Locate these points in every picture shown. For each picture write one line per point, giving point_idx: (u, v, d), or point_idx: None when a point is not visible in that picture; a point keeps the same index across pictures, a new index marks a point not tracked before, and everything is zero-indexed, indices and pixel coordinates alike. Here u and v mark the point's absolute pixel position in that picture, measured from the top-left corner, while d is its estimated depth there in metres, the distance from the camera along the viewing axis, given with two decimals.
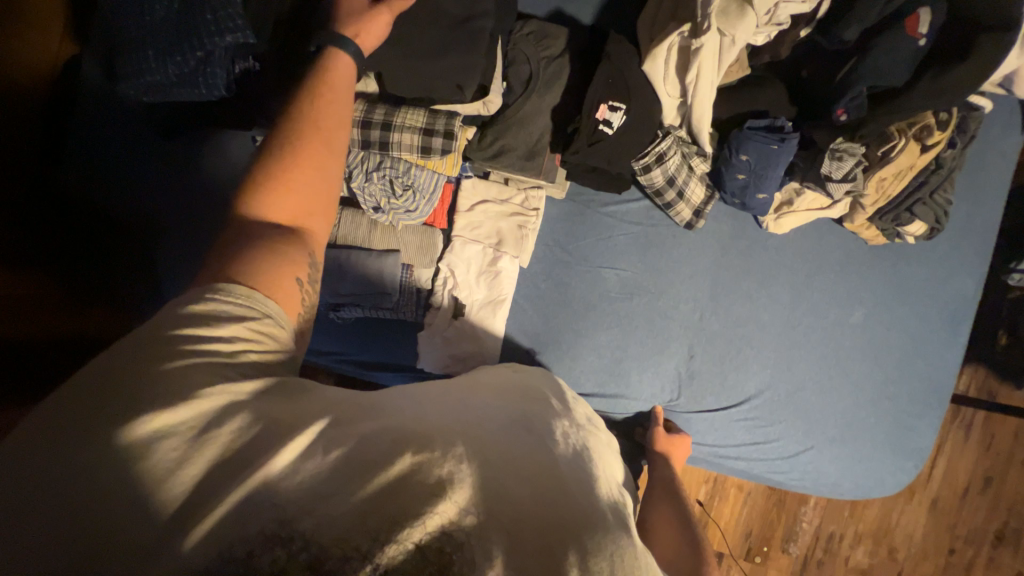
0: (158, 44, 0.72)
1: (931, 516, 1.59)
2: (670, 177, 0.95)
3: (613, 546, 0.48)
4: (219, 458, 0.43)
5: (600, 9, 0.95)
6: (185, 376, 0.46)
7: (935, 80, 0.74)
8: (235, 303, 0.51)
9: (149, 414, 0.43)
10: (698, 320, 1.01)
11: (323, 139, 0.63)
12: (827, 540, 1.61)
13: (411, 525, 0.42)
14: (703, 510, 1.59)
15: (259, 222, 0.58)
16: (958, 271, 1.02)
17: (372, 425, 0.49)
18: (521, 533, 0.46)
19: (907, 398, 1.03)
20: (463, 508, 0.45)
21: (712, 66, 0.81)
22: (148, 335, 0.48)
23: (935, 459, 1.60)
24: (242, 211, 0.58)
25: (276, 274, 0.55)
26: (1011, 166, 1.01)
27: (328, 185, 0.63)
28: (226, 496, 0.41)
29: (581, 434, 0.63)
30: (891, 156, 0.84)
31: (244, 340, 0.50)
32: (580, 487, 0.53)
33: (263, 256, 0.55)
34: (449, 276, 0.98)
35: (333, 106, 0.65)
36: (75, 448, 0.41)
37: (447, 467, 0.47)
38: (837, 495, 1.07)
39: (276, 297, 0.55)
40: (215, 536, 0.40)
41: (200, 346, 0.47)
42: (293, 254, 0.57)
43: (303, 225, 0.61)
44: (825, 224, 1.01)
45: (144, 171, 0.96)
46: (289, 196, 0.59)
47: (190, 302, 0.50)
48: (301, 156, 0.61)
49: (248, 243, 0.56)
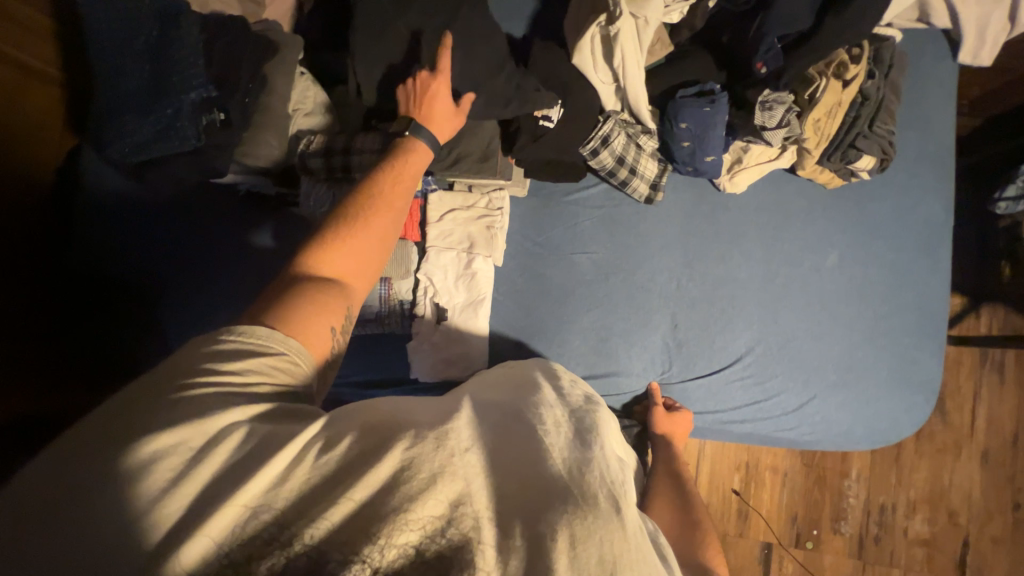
0: (134, 108, 0.84)
1: (986, 470, 1.51)
2: (620, 157, 0.99)
3: (603, 530, 0.46)
4: (220, 473, 0.45)
5: (529, 21, 1.04)
6: (198, 401, 0.49)
7: (839, 16, 0.79)
8: (264, 346, 0.55)
9: (158, 433, 0.46)
10: (676, 289, 1.03)
11: (383, 225, 0.71)
12: (879, 513, 1.51)
13: (405, 529, 0.44)
14: (740, 500, 1.51)
15: (303, 275, 0.63)
16: (924, 199, 1.03)
17: (360, 421, 0.52)
18: (507, 512, 0.48)
19: (902, 331, 1.02)
20: (453, 502, 0.47)
21: (634, 48, 0.87)
22: (165, 375, 0.51)
23: (975, 407, 1.53)
24: (289, 268, 0.65)
25: (308, 322, 0.59)
26: (952, 91, 1.03)
27: (373, 250, 0.70)
28: (220, 503, 0.43)
29: (581, 417, 0.60)
30: (817, 97, 0.89)
31: (259, 372, 0.53)
32: (574, 470, 0.51)
33: (303, 306, 0.60)
34: (428, 286, 1.02)
35: (399, 184, 0.75)
36: (76, 477, 0.44)
37: (437, 461, 0.48)
38: (853, 445, 1.03)
39: (300, 336, 0.58)
40: (218, 547, 0.42)
41: (214, 378, 0.51)
42: (330, 303, 0.62)
43: (345, 280, 0.66)
44: (781, 175, 1.04)
45: (148, 238, 1.04)
46: (331, 257, 0.66)
47: (217, 342, 0.54)
48: (347, 234, 0.67)
49: (286, 290, 0.61)
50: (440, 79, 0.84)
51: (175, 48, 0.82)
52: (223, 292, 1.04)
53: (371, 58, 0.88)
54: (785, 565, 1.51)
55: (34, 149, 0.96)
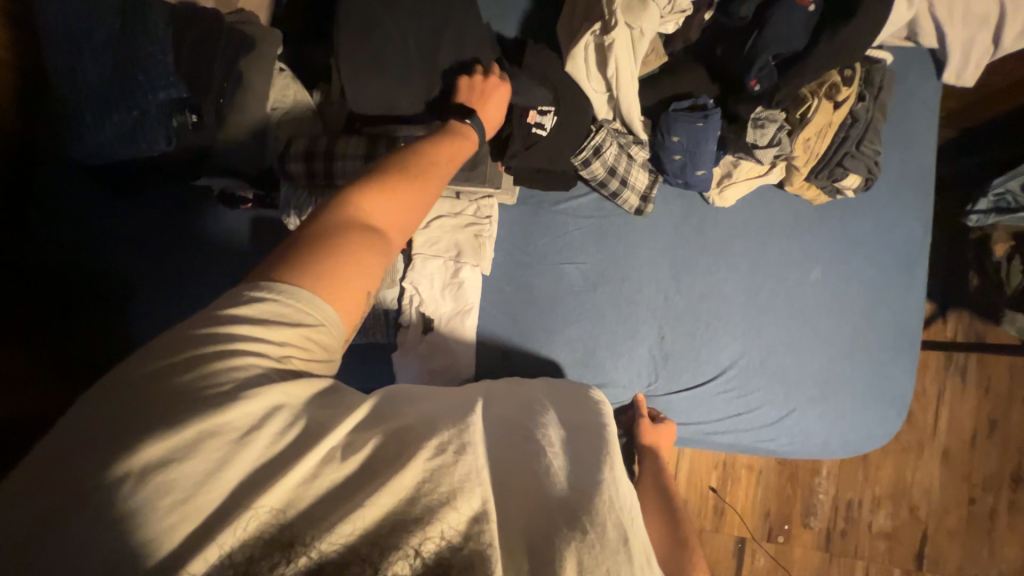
0: (92, 108, 0.76)
1: (945, 468, 1.59)
2: (611, 168, 0.98)
3: (609, 561, 0.46)
4: (260, 462, 0.43)
5: (522, 22, 1.00)
6: (242, 374, 0.44)
7: (831, 42, 0.79)
8: (300, 315, 0.49)
9: (202, 409, 0.42)
10: (663, 301, 1.03)
11: (427, 198, 0.64)
12: (846, 508, 1.58)
13: (418, 534, 0.43)
14: (716, 496, 1.56)
15: (346, 225, 0.56)
16: (905, 215, 1.06)
17: (387, 429, 0.49)
18: (512, 533, 0.47)
19: (879, 345, 1.05)
20: (473, 518, 0.45)
21: (628, 59, 0.85)
22: (202, 338, 0.46)
23: (938, 408, 1.60)
24: (330, 210, 0.57)
25: (347, 287, 0.53)
26: (934, 109, 1.05)
27: (417, 213, 0.63)
28: (244, 502, 0.41)
29: (585, 438, 0.59)
30: (808, 117, 0.89)
31: (292, 345, 0.49)
32: (581, 493, 0.51)
33: (344, 267, 0.53)
34: (414, 294, 0.99)
35: (452, 156, 0.71)
36: (104, 462, 0.40)
37: (459, 473, 0.47)
38: (829, 455, 1.07)
39: (336, 303, 0.52)
40: (226, 549, 0.40)
41: (255, 347, 0.46)
42: (371, 266, 0.56)
43: (387, 237, 0.59)
44: (768, 190, 1.05)
45: (114, 239, 0.98)
46: (376, 211, 0.58)
47: (256, 300, 0.49)
48: (395, 191, 0.61)
49: (330, 238, 0.54)
50: (504, 88, 0.84)
51: (137, 35, 0.75)
52: (194, 295, 0.99)
53: (359, 62, 0.83)
54: (757, 558, 1.57)
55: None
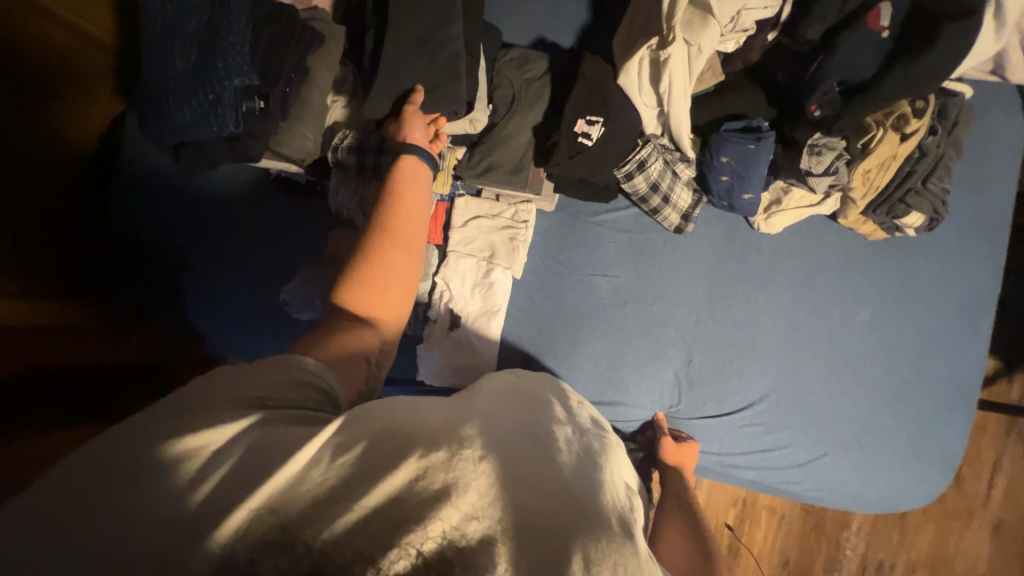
0: (178, 92, 0.84)
1: (996, 543, 1.44)
2: (654, 183, 0.97)
3: (616, 553, 0.42)
4: (245, 464, 0.40)
5: (579, 33, 1.01)
6: (236, 412, 0.45)
7: (907, 71, 0.76)
8: (313, 379, 0.52)
9: (179, 436, 0.41)
10: (695, 325, 1.00)
11: (410, 228, 0.69)
12: (876, 570, 1.46)
13: (415, 530, 0.38)
14: (732, 536, 1.48)
15: (342, 306, 0.63)
16: (973, 263, 0.98)
17: (384, 425, 0.46)
18: (521, 533, 0.41)
19: (928, 401, 0.97)
20: (468, 515, 0.40)
21: (683, 75, 0.83)
22: (208, 391, 0.47)
23: (995, 478, 1.45)
24: (333, 294, 0.64)
25: (340, 353, 0.58)
26: (1017, 152, 0.98)
27: (410, 275, 0.68)
28: (238, 500, 0.38)
29: (586, 440, 0.58)
30: (871, 148, 0.85)
31: (302, 405, 0.49)
32: (585, 492, 0.48)
33: (336, 337, 0.59)
34: (444, 290, 1.01)
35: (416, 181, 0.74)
36: (82, 470, 0.38)
37: (452, 472, 0.43)
38: (859, 508, 1.00)
39: (331, 364, 0.56)
40: (222, 540, 0.36)
41: (266, 403, 0.47)
42: (361, 335, 0.61)
43: (381, 308, 0.64)
44: (820, 221, 1.00)
45: (174, 211, 1.05)
46: (365, 285, 0.64)
47: (272, 367, 0.51)
48: (390, 253, 0.66)
49: (328, 322, 0.61)
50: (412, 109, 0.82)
51: (223, 31, 0.81)
52: (244, 270, 1.06)
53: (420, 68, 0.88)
54: None
55: (51, 109, 0.93)
